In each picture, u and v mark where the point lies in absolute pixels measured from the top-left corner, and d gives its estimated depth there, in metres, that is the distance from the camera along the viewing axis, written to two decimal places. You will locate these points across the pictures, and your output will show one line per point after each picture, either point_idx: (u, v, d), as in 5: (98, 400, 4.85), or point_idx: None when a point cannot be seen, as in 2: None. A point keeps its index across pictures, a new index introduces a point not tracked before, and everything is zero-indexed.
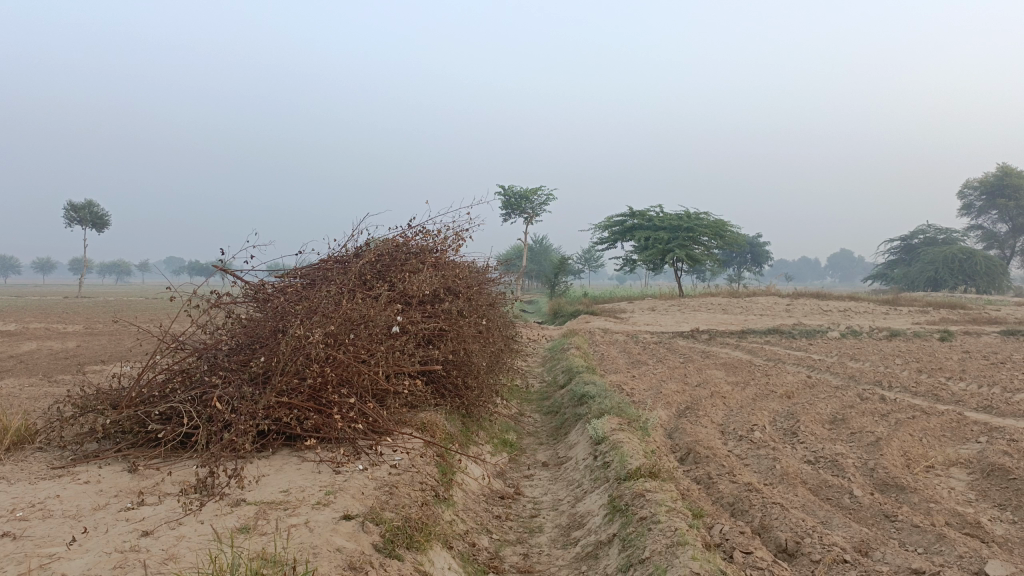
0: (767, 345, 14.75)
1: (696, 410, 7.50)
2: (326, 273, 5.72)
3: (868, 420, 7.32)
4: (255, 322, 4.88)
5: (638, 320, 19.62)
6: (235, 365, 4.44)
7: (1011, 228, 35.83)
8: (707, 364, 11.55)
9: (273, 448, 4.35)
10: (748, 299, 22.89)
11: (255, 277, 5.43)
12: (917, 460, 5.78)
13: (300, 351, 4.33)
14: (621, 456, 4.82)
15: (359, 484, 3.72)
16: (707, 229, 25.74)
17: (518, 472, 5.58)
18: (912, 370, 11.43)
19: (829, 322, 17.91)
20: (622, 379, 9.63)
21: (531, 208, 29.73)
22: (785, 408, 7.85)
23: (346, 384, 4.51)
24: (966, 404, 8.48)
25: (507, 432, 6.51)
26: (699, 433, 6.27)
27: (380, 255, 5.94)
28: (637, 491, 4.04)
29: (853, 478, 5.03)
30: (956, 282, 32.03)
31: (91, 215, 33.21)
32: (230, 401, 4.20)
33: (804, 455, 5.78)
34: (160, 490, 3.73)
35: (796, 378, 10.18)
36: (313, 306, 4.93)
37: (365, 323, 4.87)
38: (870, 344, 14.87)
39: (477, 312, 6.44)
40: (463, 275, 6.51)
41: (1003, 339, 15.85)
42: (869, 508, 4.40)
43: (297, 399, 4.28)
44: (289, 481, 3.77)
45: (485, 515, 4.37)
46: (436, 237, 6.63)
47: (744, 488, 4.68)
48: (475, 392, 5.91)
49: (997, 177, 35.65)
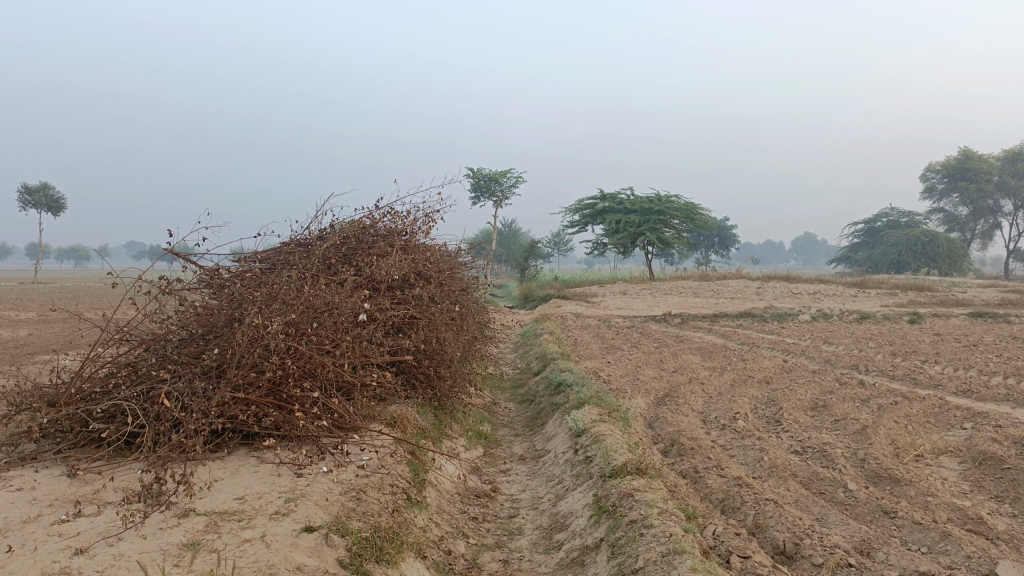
0: (740, 328, 14.61)
1: (675, 398, 7.27)
2: (288, 258, 5.36)
3: (851, 406, 7.13)
4: (209, 311, 4.50)
5: (610, 304, 19.40)
6: (187, 357, 4.07)
7: (972, 211, 36.33)
8: (682, 349, 11.34)
9: (229, 449, 4.00)
10: (718, 283, 22.80)
11: (210, 261, 5.04)
12: (905, 449, 5.58)
13: (258, 342, 3.97)
14: (605, 451, 4.54)
15: (323, 490, 3.38)
16: (678, 212, 25.58)
17: (494, 467, 5.29)
18: (886, 353, 11.33)
19: (800, 305, 17.84)
20: (597, 365, 9.37)
21: (500, 190, 29.37)
22: (765, 395, 7.64)
23: (309, 377, 4.17)
24: (945, 389, 8.35)
25: (481, 424, 6.22)
26: (681, 423, 6.02)
27: (346, 238, 5.58)
28: (625, 491, 3.76)
29: (845, 469, 4.81)
30: (918, 264, 32.35)
31: (46, 198, 32.12)
32: (180, 397, 3.83)
33: (791, 444, 5.55)
34: (101, 499, 3.35)
35: (773, 363, 10.01)
36: (273, 293, 4.58)
37: (330, 310, 4.53)
38: (841, 327, 14.79)
39: (449, 298, 6.10)
40: (434, 259, 6.16)
41: (971, 321, 15.91)
42: (866, 504, 4.17)
43: (255, 395, 3.93)
44: (244, 487, 3.42)
45: (460, 517, 4.06)
46: (405, 218, 6.26)
47: (734, 483, 4.43)
48: (448, 383, 5.58)
49: (959, 160, 35.98)
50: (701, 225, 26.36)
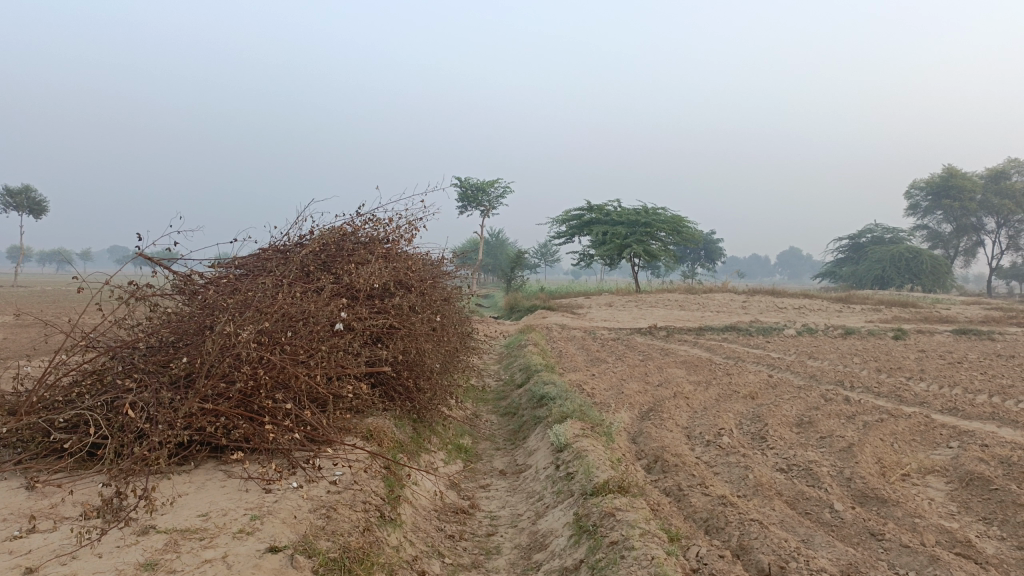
0: (725, 342, 14.55)
1: (660, 412, 7.16)
2: (265, 265, 5.22)
3: (836, 423, 7.05)
4: (181, 318, 4.35)
5: (595, 316, 19.31)
6: (155, 366, 3.92)
7: (955, 229, 36.60)
8: (667, 362, 11.26)
9: (196, 462, 3.85)
10: (704, 296, 22.77)
11: (184, 267, 4.89)
12: (892, 468, 5.50)
13: (229, 352, 3.84)
14: (587, 467, 4.42)
15: (292, 507, 3.24)
16: (664, 225, 25.58)
17: (473, 482, 5.15)
18: (871, 369, 11.28)
19: (785, 320, 17.82)
20: (582, 378, 9.26)
21: (488, 201, 29.29)
22: (750, 410, 7.55)
23: (282, 388, 4.04)
24: (930, 406, 8.30)
25: (462, 437, 6.08)
26: (665, 438, 5.91)
27: (325, 245, 5.45)
28: (606, 510, 3.64)
29: (831, 489, 4.71)
30: (902, 280, 32.51)
31: (28, 201, 31.72)
32: (145, 407, 3.69)
33: (777, 462, 5.45)
34: (58, 514, 3.18)
35: (758, 378, 9.93)
36: (247, 300, 4.44)
37: (305, 319, 4.40)
38: (826, 342, 14.77)
39: (431, 308, 5.97)
40: (416, 268, 6.03)
41: (955, 338, 15.93)
42: (853, 525, 4.07)
43: (225, 406, 3.79)
44: (209, 503, 3.27)
45: (436, 535, 3.93)
46: (387, 226, 6.14)
47: (719, 502, 4.32)
48: (427, 395, 5.45)
49: (943, 178, 36.26)
50: (688, 238, 26.36)
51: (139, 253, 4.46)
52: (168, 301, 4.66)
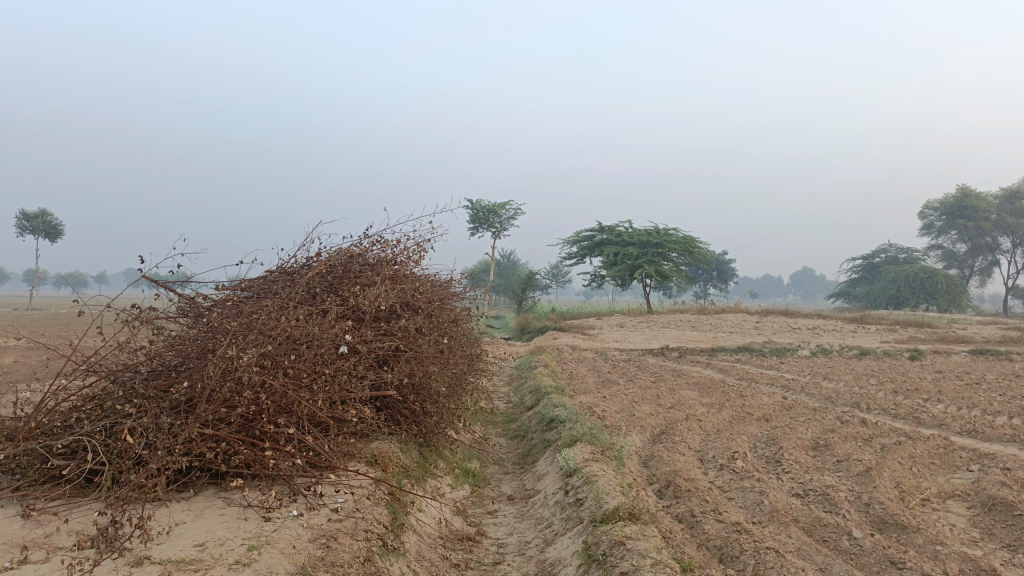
0: (739, 363, 14.38)
1: (672, 435, 7.03)
2: (271, 287, 5.17)
3: (853, 446, 6.90)
4: (183, 342, 4.29)
5: (607, 337, 19.18)
6: (156, 391, 3.86)
7: (970, 248, 36.28)
8: (679, 384, 11.11)
9: (196, 488, 3.77)
10: (716, 317, 22.59)
11: (189, 290, 4.84)
12: (911, 493, 5.34)
13: (230, 376, 3.77)
14: (596, 493, 4.30)
15: (291, 537, 3.15)
16: (676, 245, 25.47)
17: (480, 508, 5.04)
18: (888, 391, 11.10)
19: (799, 340, 17.62)
20: (593, 400, 9.14)
21: (499, 222, 29.30)
22: (765, 433, 7.41)
23: (284, 413, 3.96)
24: (949, 428, 8.12)
25: (469, 461, 5.98)
26: (677, 462, 5.78)
27: (331, 267, 5.40)
28: (616, 539, 3.52)
29: (849, 515, 4.57)
30: (917, 300, 32.19)
31: (44, 224, 31.97)
32: (144, 433, 3.62)
33: (792, 487, 5.31)
34: (51, 543, 3.10)
35: (772, 399, 9.77)
36: (251, 323, 4.38)
37: (309, 342, 4.33)
38: (841, 363, 14.57)
39: (438, 330, 5.90)
40: (424, 289, 5.97)
41: (972, 358, 15.69)
42: (872, 553, 3.93)
43: (226, 431, 3.72)
44: (207, 532, 3.19)
45: (441, 564, 3.82)
46: (395, 247, 6.09)
47: (733, 529, 4.19)
48: (434, 419, 5.35)
49: (956, 197, 36.02)
50: (700, 258, 26.22)
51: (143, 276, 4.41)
52: (171, 324, 4.60)
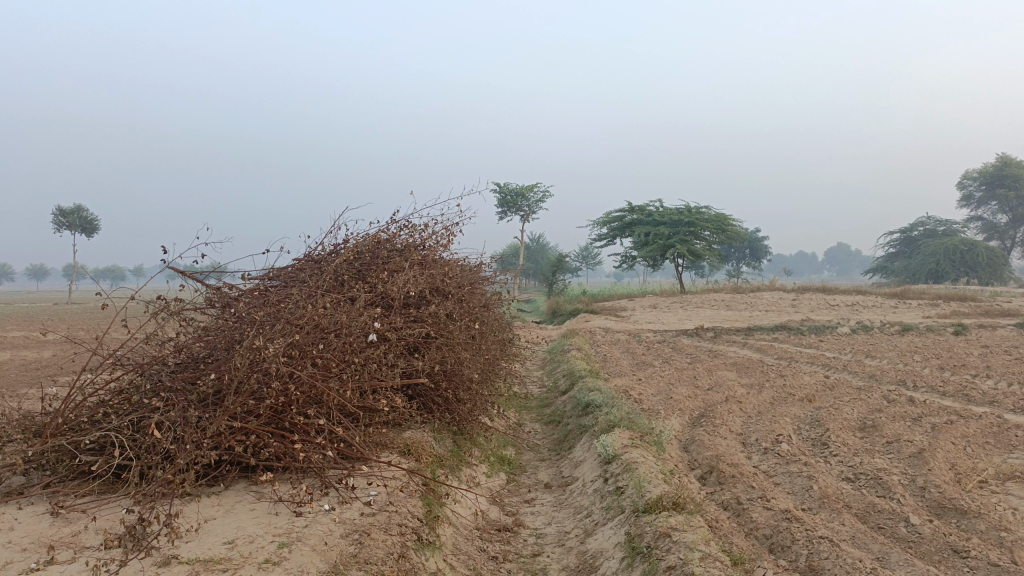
0: (776, 342, 14.07)
1: (712, 418, 6.84)
2: (298, 275, 5.07)
3: (902, 426, 6.63)
4: (211, 333, 4.20)
5: (640, 318, 18.92)
6: (183, 384, 3.76)
7: (1012, 219, 35.25)
8: (717, 365, 10.87)
9: (226, 482, 3.67)
10: (751, 295, 22.18)
11: (215, 280, 4.73)
12: (968, 475, 5.09)
13: (257, 367, 3.66)
14: (637, 481, 4.13)
15: (322, 532, 3.03)
16: (708, 223, 25.05)
17: (517, 496, 4.91)
18: (933, 368, 10.75)
19: (838, 317, 17.21)
20: (628, 383, 8.96)
21: (528, 205, 29.05)
22: (808, 414, 7.17)
23: (313, 404, 3.85)
24: (1001, 406, 7.79)
25: (504, 448, 5.85)
26: (719, 446, 5.59)
27: (359, 253, 5.28)
28: (661, 530, 3.36)
29: (904, 500, 4.35)
30: (957, 273, 31.36)
31: (80, 219, 32.45)
32: (172, 427, 3.53)
33: (841, 471, 5.10)
34: (79, 543, 3.01)
35: (813, 379, 9.50)
36: (278, 313, 4.28)
37: (338, 330, 4.21)
38: (882, 340, 14.18)
39: (469, 315, 5.75)
40: (454, 274, 5.82)
41: (1019, 332, 15.19)
42: (933, 541, 3.71)
43: (255, 423, 3.61)
44: (237, 529, 3.09)
45: (478, 557, 3.69)
46: (423, 232, 5.95)
47: (782, 517, 4.01)
48: (467, 406, 5.21)
49: (997, 167, 34.98)
50: (733, 236, 25.76)
51: (168, 267, 4.31)
52: (200, 315, 4.51)
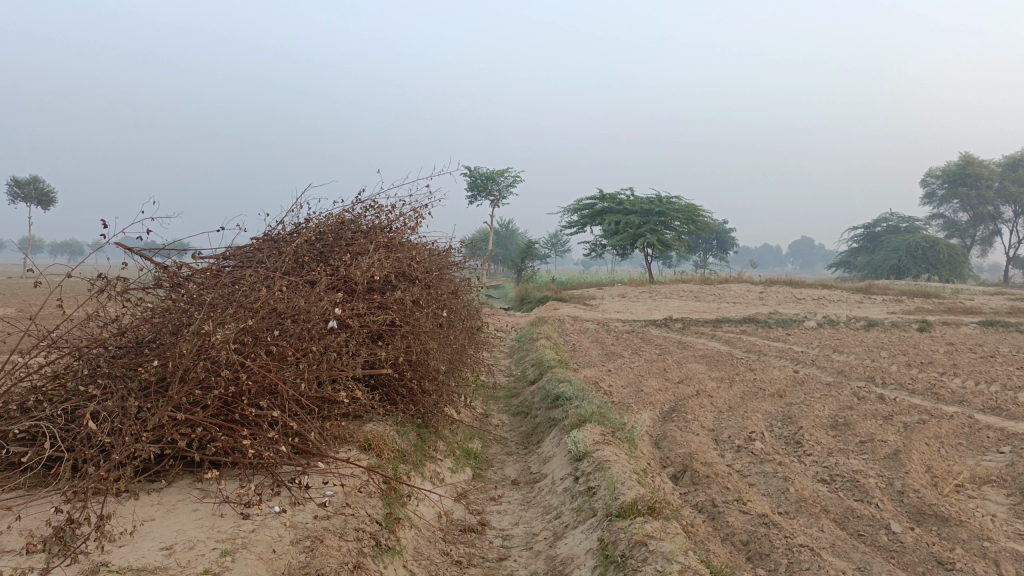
0: (744, 335, 14.01)
1: (683, 413, 6.67)
2: (256, 256, 4.76)
3: (874, 425, 6.53)
4: (158, 316, 3.88)
5: (609, 307, 18.78)
6: (124, 371, 3.45)
7: (972, 218, 35.81)
8: (686, 357, 10.75)
9: (170, 478, 3.39)
10: (719, 287, 22.14)
11: (167, 258, 4.37)
12: (943, 478, 4.98)
13: (204, 354, 3.38)
14: (611, 482, 3.93)
15: (271, 538, 2.77)
16: (678, 214, 24.98)
17: (482, 493, 4.68)
18: (901, 364, 10.74)
19: (804, 311, 17.23)
20: (598, 374, 8.78)
21: (498, 190, 28.75)
22: (780, 411, 7.04)
23: (267, 394, 3.58)
24: (970, 406, 7.74)
25: (471, 441, 5.62)
26: (692, 443, 5.42)
27: (322, 234, 4.99)
28: (637, 538, 3.15)
29: (882, 505, 4.21)
30: (918, 270, 31.73)
31: (36, 191, 31.32)
32: (109, 417, 3.24)
33: (817, 472, 4.96)
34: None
35: (784, 374, 9.40)
36: (231, 296, 3.99)
37: (295, 316, 3.93)
38: (848, 335, 14.19)
39: (437, 302, 5.49)
40: (421, 258, 5.55)
41: (981, 330, 15.32)
42: (916, 551, 3.56)
43: (201, 415, 3.32)
44: (176, 533, 2.81)
45: (441, 562, 3.46)
46: (390, 213, 5.66)
47: (760, 522, 3.84)
48: (433, 398, 4.96)
49: (960, 166, 35.47)
50: (702, 227, 25.73)
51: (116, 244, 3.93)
52: (148, 296, 4.18)
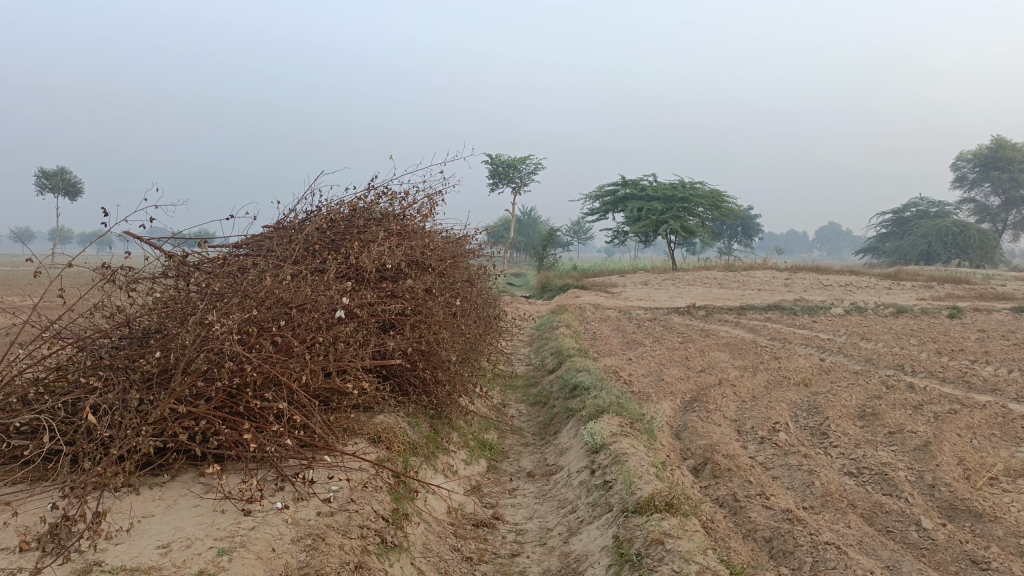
0: (769, 323, 13.76)
1: (705, 402, 6.52)
2: (266, 244, 4.66)
3: (903, 415, 6.33)
4: (163, 306, 3.80)
5: (631, 295, 18.57)
6: (126, 363, 3.37)
7: (1004, 202, 35.00)
8: (709, 345, 10.55)
9: (173, 472, 3.31)
10: (743, 274, 21.83)
11: (175, 246, 4.27)
12: (977, 471, 4.78)
13: (206, 344, 3.29)
14: (628, 476, 3.80)
15: (271, 536, 2.68)
16: (702, 199, 24.63)
17: (497, 486, 4.57)
18: (931, 352, 10.45)
19: (831, 298, 16.89)
20: (618, 363, 8.63)
21: (519, 177, 28.57)
22: (805, 401, 6.86)
23: (272, 386, 3.48)
24: (1004, 394, 7.49)
25: (486, 432, 5.51)
26: (714, 434, 5.27)
27: (332, 222, 4.88)
28: (653, 536, 3.02)
29: (912, 500, 4.04)
30: (948, 255, 31.09)
31: (63, 182, 31.64)
32: (110, 410, 3.16)
33: (843, 464, 4.78)
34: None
35: (809, 362, 9.19)
36: (237, 285, 3.89)
37: (302, 306, 3.83)
38: (876, 322, 13.88)
39: (450, 290, 5.37)
40: (435, 246, 5.43)
41: (1014, 316, 14.92)
42: (948, 550, 3.39)
43: (204, 407, 3.23)
44: (174, 530, 2.73)
45: (451, 558, 3.35)
46: (403, 200, 5.53)
47: (783, 518, 3.70)
48: (446, 388, 4.86)
49: (992, 148, 34.65)
50: (727, 213, 25.35)
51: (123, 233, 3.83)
52: (155, 286, 4.10)
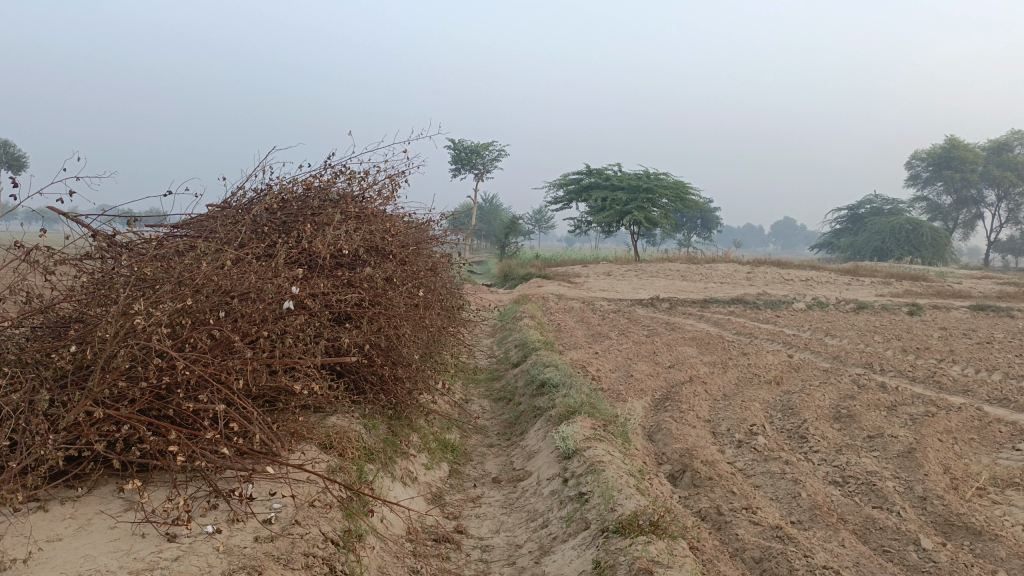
0: (732, 317, 13.57)
1: (677, 401, 6.22)
2: (210, 224, 4.20)
3: (879, 417, 6.10)
4: (87, 291, 3.33)
5: (593, 285, 18.32)
6: (37, 357, 2.91)
7: (956, 201, 35.54)
8: (676, 339, 10.29)
9: (90, 485, 2.87)
10: (705, 266, 21.72)
11: (106, 224, 3.79)
12: (964, 481, 4.55)
13: (128, 339, 2.84)
14: (606, 488, 3.46)
15: (197, 570, 2.29)
16: (666, 191, 24.45)
17: (459, 493, 4.21)
18: (897, 350, 10.33)
19: (792, 293, 16.83)
20: (585, 357, 8.30)
21: (482, 164, 28.10)
22: (779, 400, 6.61)
23: (209, 386, 3.05)
24: (976, 396, 7.33)
25: (448, 432, 5.13)
26: (689, 437, 4.97)
27: (285, 202, 4.42)
28: (641, 565, 2.68)
29: (905, 514, 3.78)
30: (901, 252, 31.45)
31: (7, 155, 30.21)
32: (11, 414, 2.70)
33: (827, 472, 4.52)
34: None
35: (778, 359, 8.97)
36: (173, 270, 3.44)
37: (246, 294, 3.39)
38: (839, 318, 13.80)
39: (412, 279, 4.96)
40: (396, 231, 5.00)
41: (971, 314, 14.97)
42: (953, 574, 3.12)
43: (126, 410, 2.79)
44: (83, 560, 2.31)
45: None
46: (363, 181, 5.08)
47: (772, 536, 3.39)
48: (405, 386, 4.46)
49: (945, 148, 35.12)
50: (690, 205, 25.23)
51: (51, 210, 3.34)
52: (80, 268, 3.61)
